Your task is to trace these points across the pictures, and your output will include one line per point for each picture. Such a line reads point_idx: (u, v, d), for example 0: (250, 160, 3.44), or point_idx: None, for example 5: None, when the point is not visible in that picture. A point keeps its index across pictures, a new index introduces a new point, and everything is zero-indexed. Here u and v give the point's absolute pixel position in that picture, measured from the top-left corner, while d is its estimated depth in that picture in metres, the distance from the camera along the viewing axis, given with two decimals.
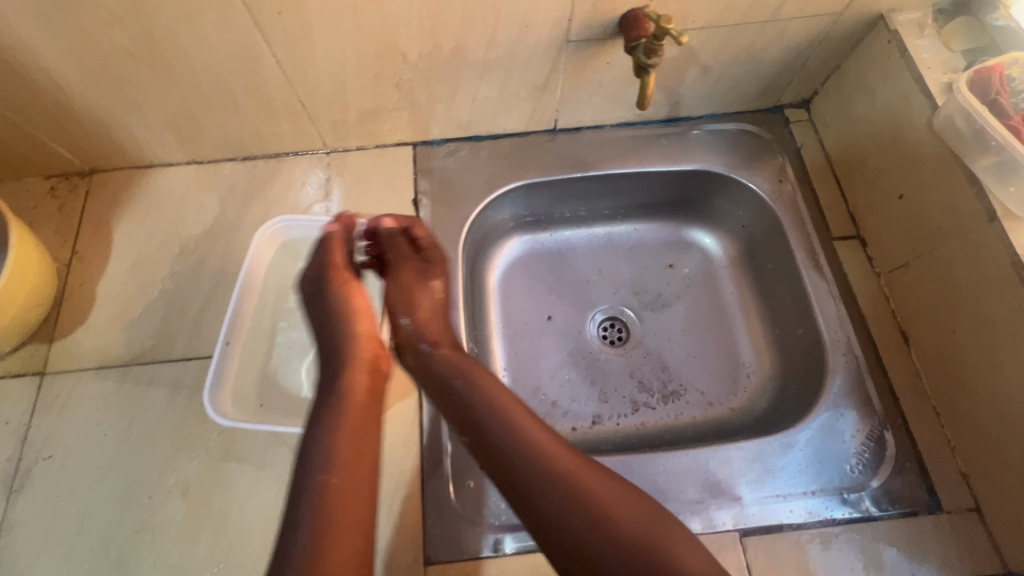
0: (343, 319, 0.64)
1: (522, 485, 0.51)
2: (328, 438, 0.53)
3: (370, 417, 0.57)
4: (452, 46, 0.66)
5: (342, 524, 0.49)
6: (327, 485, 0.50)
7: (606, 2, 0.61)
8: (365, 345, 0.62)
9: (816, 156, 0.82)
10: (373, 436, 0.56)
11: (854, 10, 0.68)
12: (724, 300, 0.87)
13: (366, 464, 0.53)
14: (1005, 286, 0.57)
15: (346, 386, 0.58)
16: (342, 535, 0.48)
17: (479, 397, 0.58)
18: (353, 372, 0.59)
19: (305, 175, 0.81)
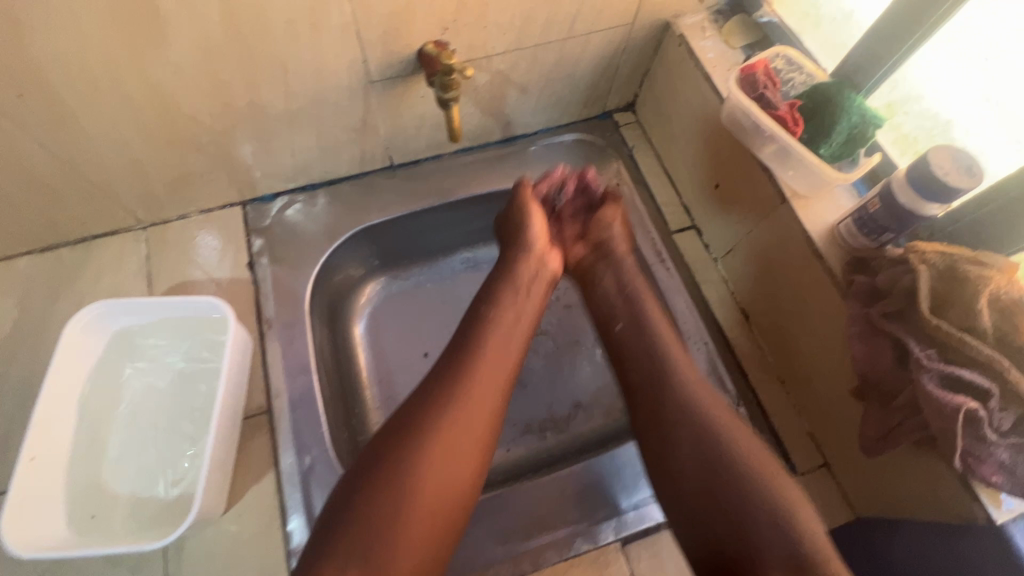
0: (523, 222, 0.71)
1: (641, 379, 0.62)
2: (498, 299, 0.65)
3: (531, 291, 0.67)
4: (245, 103, 0.61)
5: (482, 372, 0.58)
6: (485, 322, 0.62)
7: (394, 40, 0.60)
8: (534, 249, 0.70)
9: (647, 156, 0.86)
10: (536, 309, 0.67)
11: (644, 19, 0.71)
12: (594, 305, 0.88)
13: (524, 318, 0.65)
14: (802, 259, 0.62)
15: (519, 270, 0.68)
16: (482, 381, 0.58)
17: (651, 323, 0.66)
18: (523, 266, 0.69)
19: (121, 255, 0.73)
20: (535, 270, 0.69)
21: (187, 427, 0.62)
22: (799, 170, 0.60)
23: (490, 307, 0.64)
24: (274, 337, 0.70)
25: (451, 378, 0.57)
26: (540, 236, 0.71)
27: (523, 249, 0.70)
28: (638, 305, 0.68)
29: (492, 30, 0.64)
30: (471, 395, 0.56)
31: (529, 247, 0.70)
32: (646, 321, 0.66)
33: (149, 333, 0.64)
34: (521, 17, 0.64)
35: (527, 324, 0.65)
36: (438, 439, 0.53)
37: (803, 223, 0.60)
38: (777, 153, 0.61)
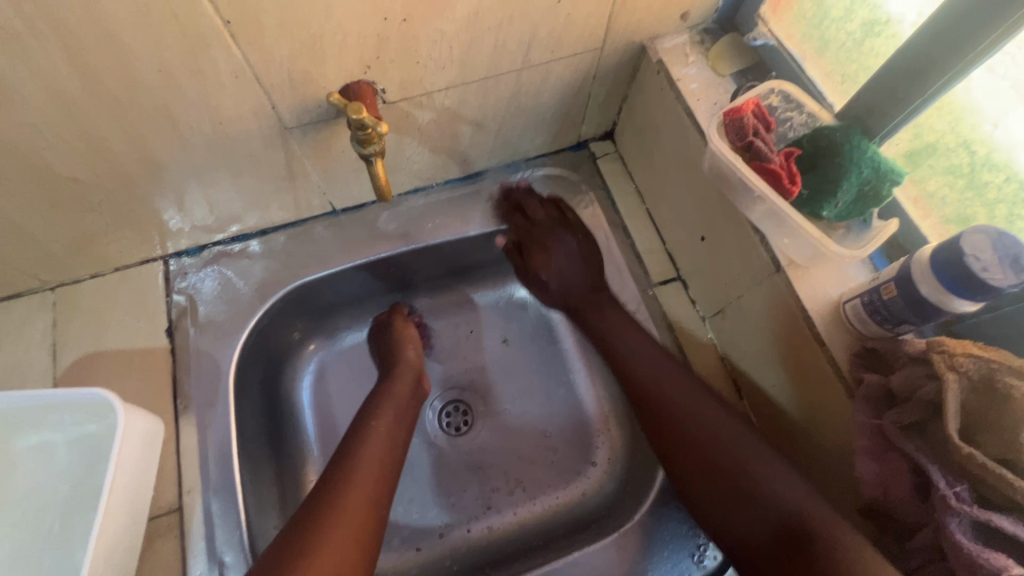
0: (399, 353, 0.70)
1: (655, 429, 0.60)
2: (378, 406, 0.63)
3: (398, 397, 0.65)
4: (136, 158, 0.52)
5: (360, 476, 0.54)
6: (360, 441, 0.58)
7: (306, 82, 0.50)
8: (405, 370, 0.68)
9: (626, 193, 0.75)
10: (407, 421, 0.64)
11: (615, 43, 0.60)
12: (566, 359, 0.78)
13: (399, 436, 0.62)
14: (800, 340, 0.51)
15: (391, 387, 0.66)
16: (360, 481, 0.54)
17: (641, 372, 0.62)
18: (396, 386, 0.66)
19: (25, 322, 0.65)
20: (412, 382, 0.67)
21: (65, 543, 0.52)
22: (795, 237, 0.49)
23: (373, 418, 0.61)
24: (191, 418, 0.61)
25: (331, 488, 0.53)
26: (415, 356, 0.70)
27: (390, 372, 0.68)
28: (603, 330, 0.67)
29: (426, 64, 0.54)
30: (348, 500, 0.52)
31: (403, 362, 0.69)
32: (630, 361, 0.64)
33: (38, 424, 0.55)
34: (462, 49, 0.54)
35: (389, 435, 0.60)
36: (328, 542, 0.48)
37: (801, 297, 0.50)
38: (768, 215, 0.50)
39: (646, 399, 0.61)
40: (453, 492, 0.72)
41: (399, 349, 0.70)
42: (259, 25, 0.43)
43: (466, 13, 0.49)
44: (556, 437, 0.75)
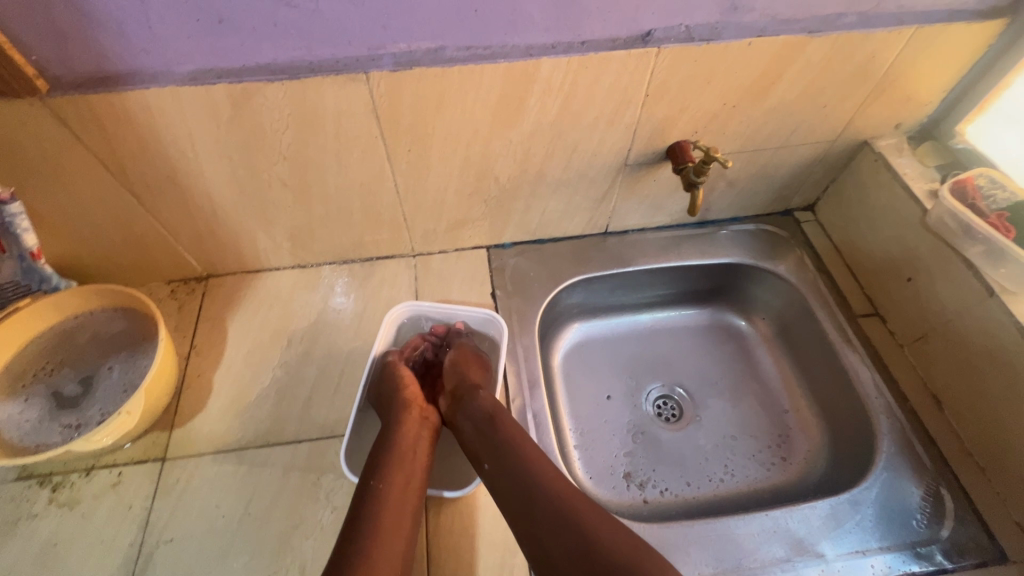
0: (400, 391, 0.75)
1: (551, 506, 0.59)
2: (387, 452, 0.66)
3: (418, 467, 0.66)
4: (535, 172, 0.82)
5: (388, 522, 0.59)
6: (379, 509, 0.59)
7: (659, 137, 0.79)
8: (413, 408, 0.72)
9: (826, 249, 0.97)
10: (422, 483, 0.65)
11: (846, 138, 0.86)
12: (728, 414, 0.93)
13: (414, 485, 0.64)
14: (1013, 347, 0.69)
15: (400, 443, 0.67)
16: (388, 526, 0.58)
17: (546, 491, 0.60)
18: (404, 435, 0.69)
19: (396, 275, 0.93)
20: (419, 427, 0.71)
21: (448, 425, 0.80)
22: (1010, 267, 0.70)
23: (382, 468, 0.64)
24: (512, 354, 0.84)
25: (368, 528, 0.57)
26: (412, 394, 0.75)
27: (401, 411, 0.72)
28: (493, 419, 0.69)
29: (728, 136, 0.82)
30: (384, 539, 0.57)
31: (406, 401, 0.73)
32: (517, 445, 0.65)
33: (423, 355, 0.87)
34: (754, 129, 0.81)
35: (410, 490, 0.63)
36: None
37: (1016, 314, 0.69)
38: (985, 253, 0.72)
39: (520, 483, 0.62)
40: (674, 462, 0.88)
41: (399, 373, 0.78)
42: (661, 99, 0.73)
43: (770, 106, 0.77)
44: (745, 437, 0.90)
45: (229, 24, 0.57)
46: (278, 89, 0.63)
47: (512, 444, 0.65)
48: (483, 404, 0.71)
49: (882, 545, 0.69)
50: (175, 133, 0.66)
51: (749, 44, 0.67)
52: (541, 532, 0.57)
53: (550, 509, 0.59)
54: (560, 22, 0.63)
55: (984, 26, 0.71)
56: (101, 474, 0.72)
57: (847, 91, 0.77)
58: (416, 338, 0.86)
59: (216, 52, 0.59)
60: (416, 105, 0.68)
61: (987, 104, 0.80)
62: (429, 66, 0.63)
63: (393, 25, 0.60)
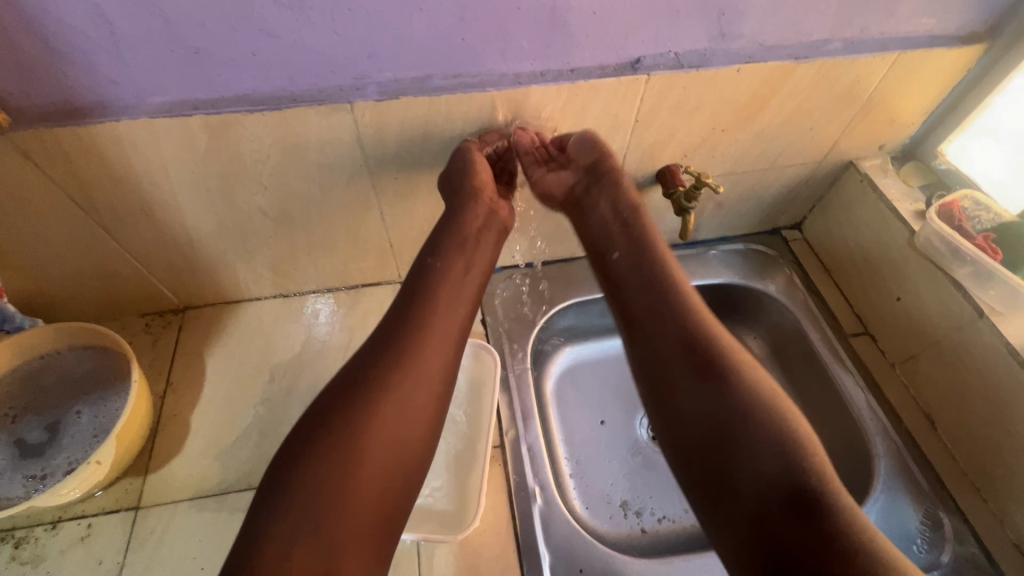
0: (465, 200, 0.67)
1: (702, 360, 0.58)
2: (443, 259, 0.65)
3: (468, 280, 0.66)
4: (525, 197, 0.80)
5: (430, 347, 0.59)
6: (423, 321, 0.60)
7: (649, 161, 0.78)
8: (481, 203, 0.68)
9: (815, 268, 0.97)
10: (470, 299, 0.65)
11: (832, 159, 0.87)
12: None
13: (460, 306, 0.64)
14: (1005, 369, 0.69)
15: (457, 248, 0.66)
16: (426, 350, 0.59)
17: (693, 351, 0.59)
18: (468, 213, 0.67)
19: (382, 302, 0.90)
20: (489, 245, 0.70)
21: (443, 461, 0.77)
22: (1000, 288, 0.71)
23: (433, 287, 0.63)
24: (504, 383, 0.82)
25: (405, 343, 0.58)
26: (484, 183, 0.68)
27: (471, 199, 0.67)
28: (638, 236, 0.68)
29: (717, 160, 0.81)
30: (421, 357, 0.58)
31: (478, 195, 0.68)
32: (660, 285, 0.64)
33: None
34: (742, 152, 0.81)
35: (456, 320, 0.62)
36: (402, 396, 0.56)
37: (1005, 335, 0.69)
38: (973, 274, 0.73)
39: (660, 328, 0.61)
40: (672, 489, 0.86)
41: (478, 168, 0.66)
42: (651, 124, 0.72)
43: (758, 129, 0.77)
44: None
45: (206, 54, 0.54)
46: (259, 120, 0.60)
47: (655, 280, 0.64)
48: (626, 252, 0.68)
49: None
50: (148, 165, 0.63)
51: (738, 70, 0.67)
52: (676, 395, 0.58)
53: (721, 372, 0.57)
54: (548, 51, 0.62)
55: (963, 52, 0.73)
56: (68, 526, 0.68)
57: (833, 113, 0.78)
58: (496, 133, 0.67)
59: (192, 83, 0.57)
60: (403, 134, 0.66)
61: (967, 124, 0.81)
62: (415, 94, 0.62)
63: (378, 55, 0.58)
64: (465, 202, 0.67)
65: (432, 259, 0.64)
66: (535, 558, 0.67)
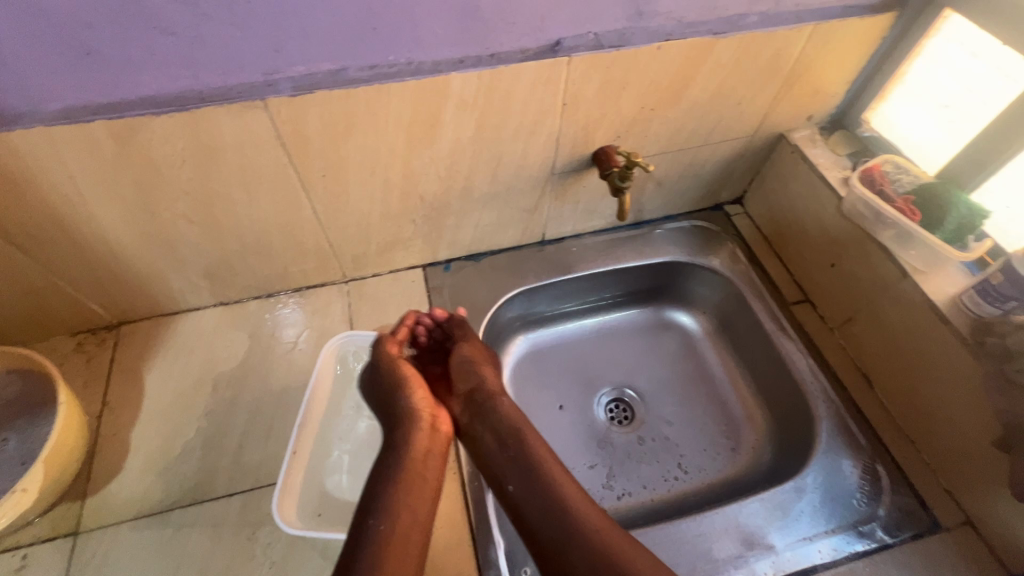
0: (399, 388, 0.72)
1: (576, 533, 0.59)
2: (405, 441, 0.67)
3: (429, 481, 0.65)
4: (462, 186, 0.79)
5: (419, 457, 0.66)
6: (389, 530, 0.59)
7: (583, 143, 0.79)
8: (422, 419, 0.69)
9: (756, 240, 1.00)
10: (432, 501, 0.64)
11: (764, 132, 0.89)
12: (676, 409, 0.93)
13: (433, 446, 0.68)
14: (929, 324, 0.72)
15: (411, 458, 0.65)
16: (420, 461, 0.66)
17: (571, 515, 0.61)
18: (416, 438, 0.67)
19: (329, 303, 0.88)
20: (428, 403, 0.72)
21: None
22: (920, 249, 0.73)
23: (408, 426, 0.68)
24: None
25: (399, 464, 0.65)
26: (422, 394, 0.72)
27: (408, 426, 0.68)
28: (513, 431, 0.69)
29: (650, 139, 0.82)
30: (415, 465, 0.65)
31: (410, 382, 0.72)
32: (526, 457, 0.66)
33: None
34: (674, 131, 0.82)
35: (432, 428, 0.69)
36: (410, 500, 0.62)
37: (927, 292, 0.72)
38: (897, 236, 0.75)
39: (539, 506, 0.62)
40: (626, 466, 0.87)
41: (401, 367, 0.73)
42: (579, 107, 0.72)
43: (687, 107, 0.78)
44: (695, 433, 0.91)
45: (99, 56, 0.52)
46: (166, 122, 0.58)
47: (525, 455, 0.67)
48: (507, 421, 0.70)
49: (829, 529, 0.71)
50: (54, 176, 0.60)
51: (658, 48, 0.68)
52: (572, 564, 0.58)
53: (590, 539, 0.59)
54: (464, 37, 0.61)
55: (875, 20, 0.75)
56: (2, 559, 0.65)
57: (758, 87, 0.79)
58: (410, 320, 0.79)
59: (87, 87, 0.54)
60: (324, 129, 0.64)
61: (887, 92, 0.84)
62: (330, 88, 0.60)
63: (287, 48, 0.56)
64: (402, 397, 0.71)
65: (393, 443, 0.67)
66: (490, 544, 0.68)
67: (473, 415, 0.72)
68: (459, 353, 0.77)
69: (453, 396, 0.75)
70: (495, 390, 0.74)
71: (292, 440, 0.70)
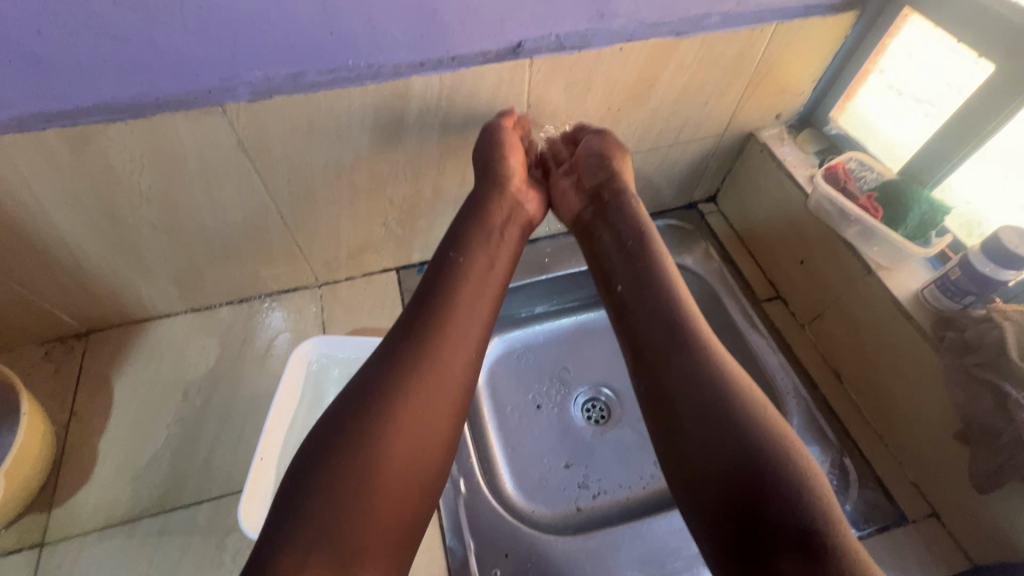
0: (502, 166, 0.69)
1: (670, 340, 0.59)
2: (476, 240, 0.67)
3: (500, 253, 0.68)
4: (431, 189, 0.79)
5: (485, 272, 0.66)
6: (448, 307, 0.61)
7: (551, 144, 0.79)
8: (509, 191, 0.71)
9: (729, 238, 1.00)
10: (493, 308, 0.65)
11: (733, 130, 0.89)
12: None
13: (499, 267, 0.68)
14: (893, 320, 0.73)
15: (490, 217, 0.69)
16: (487, 267, 0.66)
17: (691, 329, 0.59)
18: (492, 208, 0.70)
19: (302, 307, 0.88)
20: (519, 183, 0.73)
21: None
22: (883, 246, 0.74)
23: (486, 217, 0.69)
24: None
25: (467, 257, 0.65)
26: (516, 166, 0.71)
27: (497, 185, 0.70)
28: (641, 241, 0.69)
29: (619, 139, 0.82)
30: (472, 279, 0.64)
31: (517, 150, 0.71)
32: (649, 265, 0.66)
33: (337, 389, 0.81)
34: (643, 130, 0.82)
35: (505, 249, 0.69)
36: (461, 310, 0.61)
37: (890, 287, 0.73)
38: (861, 233, 0.76)
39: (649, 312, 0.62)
40: (601, 466, 0.87)
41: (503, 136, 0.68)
42: (545, 108, 0.73)
43: (654, 106, 0.79)
44: None
45: (49, 64, 0.51)
46: (122, 129, 0.58)
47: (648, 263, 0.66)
48: (614, 201, 0.73)
49: None
50: (11, 184, 0.59)
51: (620, 49, 0.68)
52: (687, 390, 0.55)
53: (692, 349, 0.58)
54: (423, 40, 0.61)
55: (837, 19, 0.75)
56: None
57: (724, 86, 0.80)
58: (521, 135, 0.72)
59: (39, 95, 0.53)
60: (285, 134, 0.64)
61: (853, 92, 0.85)
62: (289, 93, 0.60)
63: (242, 54, 0.56)
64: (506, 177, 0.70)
65: (455, 244, 0.66)
66: (460, 546, 0.68)
67: (587, 242, 0.74)
68: (574, 170, 0.75)
69: (563, 168, 0.77)
70: (623, 182, 0.73)
71: (257, 446, 0.71)
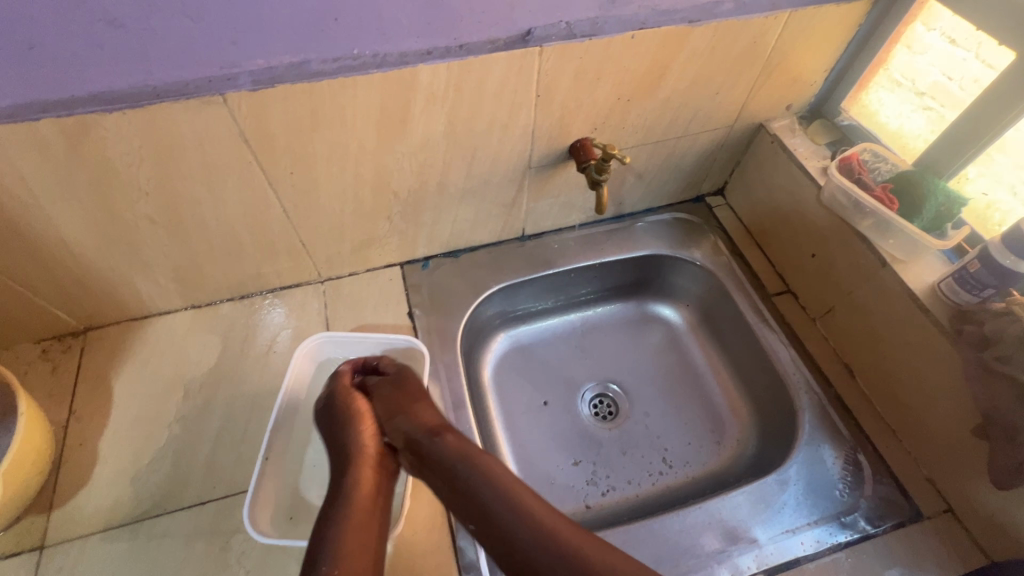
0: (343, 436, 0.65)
1: (483, 482, 0.56)
2: (356, 451, 0.63)
3: (372, 463, 0.63)
4: (436, 182, 0.77)
5: (366, 458, 0.63)
6: (347, 516, 0.57)
7: (559, 136, 0.77)
8: (364, 423, 0.66)
9: (738, 231, 0.99)
10: (378, 528, 0.58)
11: (743, 122, 0.88)
12: (659, 404, 0.93)
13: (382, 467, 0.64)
14: (908, 313, 0.72)
15: (355, 450, 0.64)
16: (365, 461, 0.63)
17: (486, 475, 0.57)
18: (362, 482, 0.61)
19: (304, 304, 0.86)
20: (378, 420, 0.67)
21: None
22: (899, 238, 0.73)
23: (353, 432, 0.65)
24: (438, 375, 0.81)
25: (354, 444, 0.64)
26: (371, 433, 0.65)
27: (351, 462, 0.62)
28: (454, 456, 0.59)
29: (628, 130, 0.81)
30: (359, 474, 0.61)
31: (358, 415, 0.67)
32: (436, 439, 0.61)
33: None
34: (651, 122, 0.81)
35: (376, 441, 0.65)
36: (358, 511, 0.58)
37: (906, 281, 0.72)
38: (875, 225, 0.74)
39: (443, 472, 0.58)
40: (610, 463, 0.86)
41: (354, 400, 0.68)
42: (553, 99, 0.71)
43: (663, 97, 0.77)
44: (678, 427, 0.90)
45: (42, 51, 0.49)
46: (119, 119, 0.56)
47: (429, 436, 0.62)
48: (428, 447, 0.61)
49: (813, 522, 0.70)
50: (4, 178, 0.57)
51: (631, 36, 0.66)
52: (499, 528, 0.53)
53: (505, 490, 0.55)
54: (430, 27, 0.59)
55: (851, 6, 0.74)
56: None
57: (735, 76, 0.78)
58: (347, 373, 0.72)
59: (32, 83, 0.51)
60: (288, 125, 0.62)
61: (865, 87, 0.85)
62: (291, 82, 0.58)
63: (244, 41, 0.54)
64: (344, 439, 0.65)
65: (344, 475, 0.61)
66: (470, 545, 0.67)
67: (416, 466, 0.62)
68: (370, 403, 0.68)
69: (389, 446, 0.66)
70: (430, 421, 0.64)
71: (263, 446, 0.69)
